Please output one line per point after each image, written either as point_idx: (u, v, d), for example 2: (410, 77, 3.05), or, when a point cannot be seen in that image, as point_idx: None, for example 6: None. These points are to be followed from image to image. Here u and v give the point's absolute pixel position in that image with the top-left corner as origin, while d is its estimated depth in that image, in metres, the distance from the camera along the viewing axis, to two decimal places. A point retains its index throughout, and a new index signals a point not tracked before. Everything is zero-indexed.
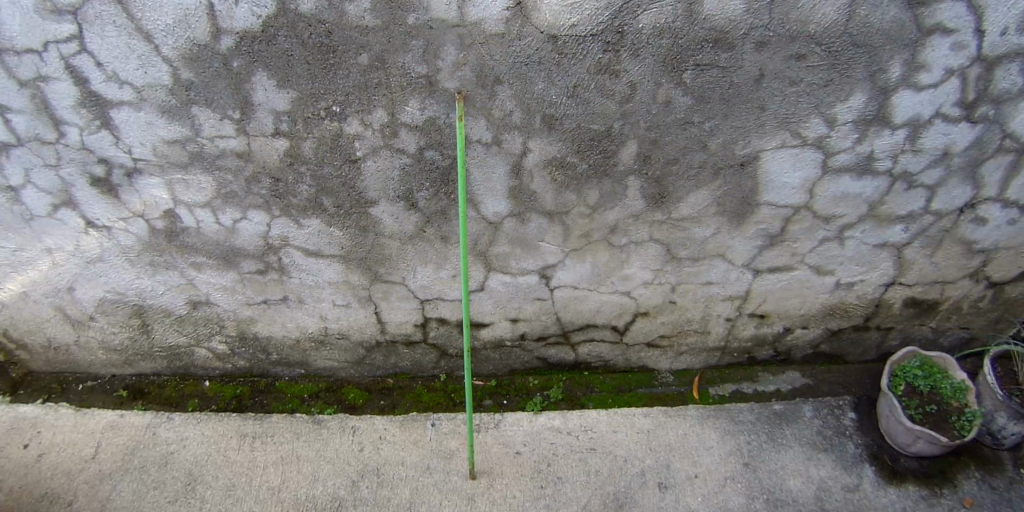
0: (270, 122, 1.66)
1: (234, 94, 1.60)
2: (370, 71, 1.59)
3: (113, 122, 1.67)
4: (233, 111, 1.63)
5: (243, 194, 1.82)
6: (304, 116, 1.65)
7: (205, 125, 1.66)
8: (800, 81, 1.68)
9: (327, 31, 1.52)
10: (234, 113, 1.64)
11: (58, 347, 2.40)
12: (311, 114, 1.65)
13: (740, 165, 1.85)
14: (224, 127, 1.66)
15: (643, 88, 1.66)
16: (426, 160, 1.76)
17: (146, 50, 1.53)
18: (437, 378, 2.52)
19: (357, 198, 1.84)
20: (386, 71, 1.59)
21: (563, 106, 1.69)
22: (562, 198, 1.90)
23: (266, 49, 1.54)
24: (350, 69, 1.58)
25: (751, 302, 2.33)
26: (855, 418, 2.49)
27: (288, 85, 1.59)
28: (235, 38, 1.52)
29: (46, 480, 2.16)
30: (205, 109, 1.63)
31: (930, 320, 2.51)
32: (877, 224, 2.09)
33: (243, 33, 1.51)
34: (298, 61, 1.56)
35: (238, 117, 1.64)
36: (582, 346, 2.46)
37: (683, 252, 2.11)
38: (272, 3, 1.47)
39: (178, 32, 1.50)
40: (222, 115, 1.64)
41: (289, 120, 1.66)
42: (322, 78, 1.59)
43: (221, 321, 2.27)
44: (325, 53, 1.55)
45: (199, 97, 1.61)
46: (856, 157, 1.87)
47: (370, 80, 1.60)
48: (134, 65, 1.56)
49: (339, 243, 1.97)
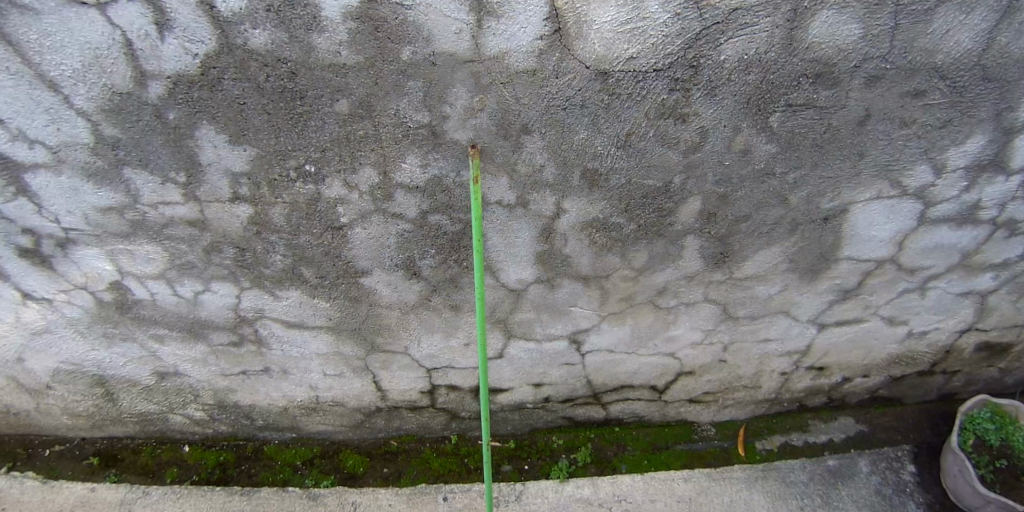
0: (226, 185, 1.34)
1: (175, 151, 1.28)
2: (352, 121, 1.24)
3: (30, 188, 1.34)
4: (176, 172, 1.32)
5: (202, 264, 1.49)
6: (268, 178, 1.33)
7: (143, 189, 1.35)
8: (912, 122, 1.34)
9: (290, 72, 1.18)
10: (179, 176, 1.32)
11: (16, 412, 2.01)
12: (278, 174, 1.32)
13: (822, 220, 1.54)
14: (168, 192, 1.35)
15: (716, 134, 1.34)
16: (431, 225, 1.43)
17: (54, 101, 1.21)
18: (447, 440, 2.18)
19: (345, 267, 1.51)
20: (373, 121, 1.25)
21: (610, 158, 1.36)
22: (601, 262, 1.59)
23: (210, 96, 1.21)
24: (325, 119, 1.24)
25: (811, 355, 2.03)
26: (915, 472, 2.19)
27: (244, 140, 1.27)
28: (168, 84, 1.19)
29: None
30: (141, 171, 1.32)
31: (999, 361, 2.21)
32: (966, 274, 1.77)
33: (176, 77, 1.17)
34: (254, 111, 1.23)
35: (184, 180, 1.33)
36: (613, 405, 2.18)
37: (741, 310, 1.80)
38: (211, 37, 1.13)
39: (90, 78, 1.18)
40: (164, 178, 1.33)
41: (250, 183, 1.33)
42: (288, 131, 1.26)
43: (195, 390, 1.91)
44: (289, 100, 1.21)
45: (131, 156, 1.29)
46: (959, 207, 1.54)
47: (352, 132, 1.26)
48: (42, 120, 1.23)
49: (326, 314, 1.63)
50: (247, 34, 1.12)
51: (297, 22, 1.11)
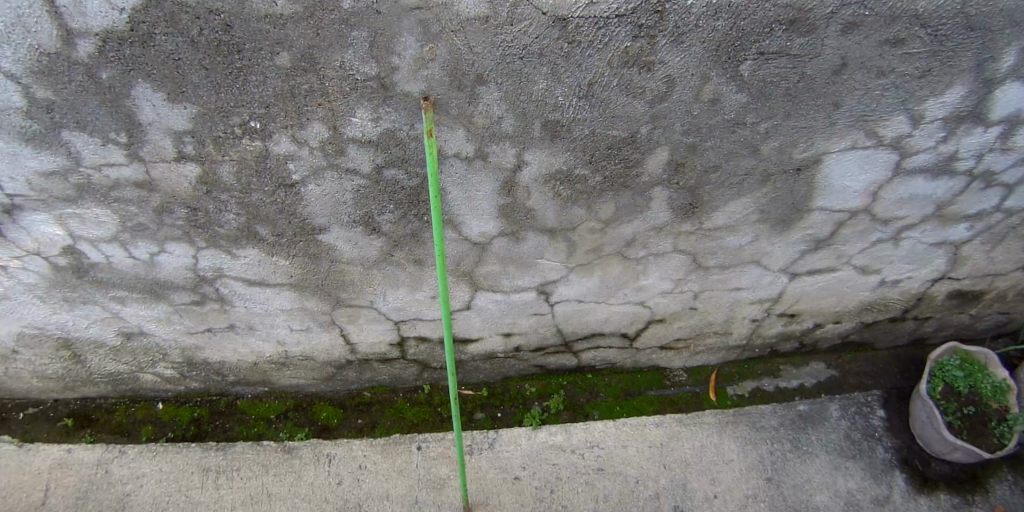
0: (170, 145, 1.33)
1: (113, 112, 1.27)
2: (295, 74, 1.22)
3: None
4: (116, 133, 1.31)
5: (155, 226, 1.50)
6: (212, 136, 1.32)
7: (85, 152, 1.34)
8: (890, 71, 1.37)
9: (224, 24, 1.15)
10: (120, 136, 1.31)
11: None
12: (222, 131, 1.31)
13: (796, 170, 1.56)
14: (110, 153, 1.35)
15: (683, 83, 1.31)
16: (387, 180, 1.41)
17: None
18: (420, 390, 2.22)
19: (301, 225, 1.51)
20: (317, 74, 1.22)
21: (572, 109, 1.33)
22: (566, 215, 1.59)
23: (143, 52, 1.19)
24: (266, 73, 1.22)
25: (783, 302, 2.08)
26: (884, 417, 2.24)
27: (184, 98, 1.25)
28: (97, 42, 1.17)
29: None
30: (80, 134, 1.31)
31: (971, 308, 2.23)
32: (940, 224, 1.81)
33: (105, 34, 1.16)
34: (191, 66, 1.21)
35: (126, 141, 1.32)
36: (585, 353, 2.24)
37: (712, 261, 1.83)
38: None
39: (15, 40, 1.17)
40: (105, 139, 1.32)
41: (194, 141, 1.33)
42: (228, 87, 1.24)
43: (162, 349, 1.93)
44: (226, 54, 1.19)
45: (68, 119, 1.29)
46: (936, 157, 1.58)
47: (295, 87, 1.24)
48: None
49: (286, 272, 1.64)
50: None
51: None
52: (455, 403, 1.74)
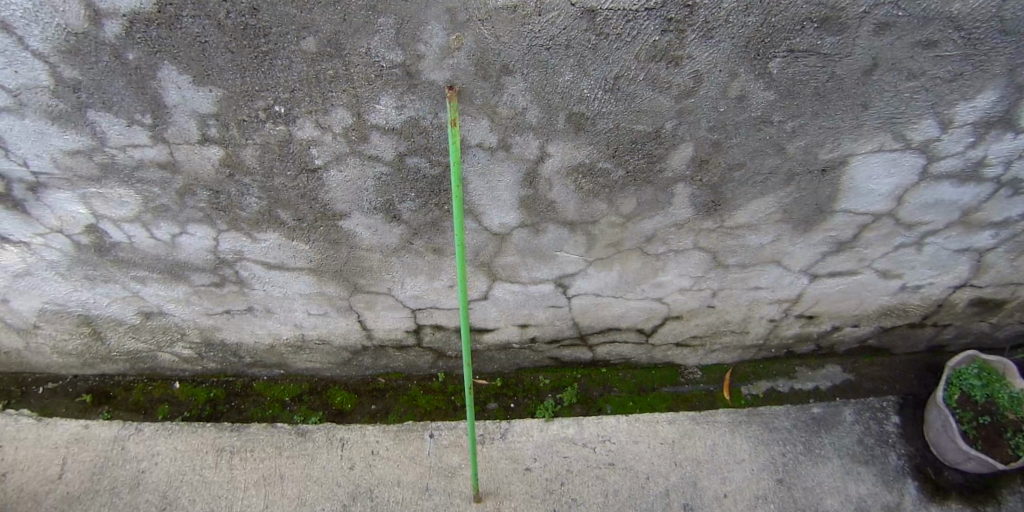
0: (194, 127, 1.34)
1: (139, 93, 1.29)
2: (320, 60, 1.22)
3: None
4: (141, 114, 1.32)
5: (177, 207, 1.52)
6: (236, 119, 1.33)
7: (110, 132, 1.36)
8: (922, 73, 1.34)
9: (251, 8, 1.15)
10: (145, 118, 1.33)
11: (9, 351, 2.08)
12: (246, 115, 1.32)
13: (821, 170, 1.53)
14: (135, 134, 1.36)
15: (710, 79, 1.30)
16: (409, 168, 1.41)
17: (10, 44, 1.21)
18: (434, 378, 2.24)
19: (323, 210, 1.51)
20: (342, 61, 1.22)
21: (597, 102, 1.32)
22: (588, 207, 1.58)
23: (170, 34, 1.19)
24: (291, 58, 1.22)
25: (801, 304, 2.08)
26: (899, 423, 2.21)
27: (209, 81, 1.26)
28: (124, 23, 1.18)
29: (12, 505, 1.89)
30: (105, 114, 1.33)
31: (993, 316, 2.21)
32: (964, 230, 1.78)
33: (132, 15, 1.17)
34: (217, 50, 1.21)
35: (151, 122, 1.33)
36: (600, 347, 2.25)
37: (731, 259, 1.83)
38: None
39: (43, 19, 1.18)
40: (130, 120, 1.33)
41: (218, 124, 1.34)
42: (254, 72, 1.25)
43: (181, 329, 1.96)
44: (252, 38, 1.20)
45: (94, 99, 1.30)
46: (965, 162, 1.55)
47: (320, 72, 1.24)
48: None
49: (306, 256, 1.65)
50: None
51: None
52: (470, 392, 1.74)
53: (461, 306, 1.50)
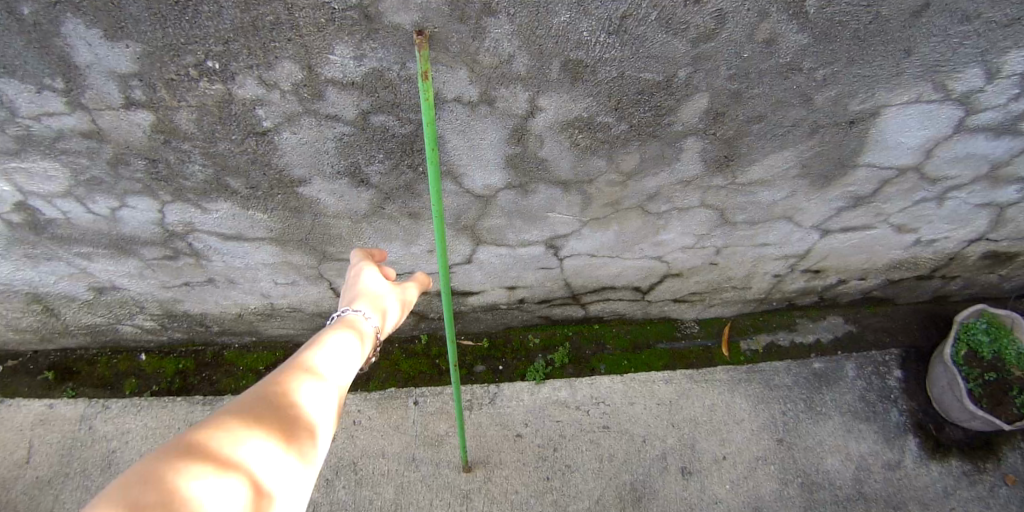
0: (116, 90, 1.12)
1: (43, 53, 1.07)
2: (257, 3, 1.00)
3: None
4: (51, 79, 1.10)
5: (112, 180, 1.31)
6: (163, 79, 1.11)
7: (18, 100, 1.14)
8: (976, 16, 1.14)
9: None
10: (56, 82, 1.11)
11: None
12: (173, 74, 1.10)
13: (849, 123, 1.34)
14: (48, 101, 1.14)
15: (735, 20, 1.08)
16: (375, 127, 1.20)
17: None
18: (417, 340, 2.14)
19: (278, 177, 1.31)
20: (285, 5, 1.00)
21: (599, 47, 1.11)
22: (583, 165, 1.38)
23: None
24: (220, 3, 1.01)
25: (809, 259, 1.94)
26: (901, 377, 2.13)
27: (123, 35, 1.04)
28: None
29: None
30: (9, 80, 1.10)
31: (1003, 269, 2.10)
32: (990, 185, 1.63)
33: None
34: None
35: (64, 87, 1.11)
36: (592, 305, 2.11)
37: (739, 216, 1.67)
38: None
39: None
40: (39, 85, 1.11)
41: (143, 85, 1.12)
42: (176, 22, 1.03)
43: (140, 303, 1.79)
44: None
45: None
46: (1005, 116, 1.37)
47: (259, 20, 1.02)
48: None
49: (266, 226, 1.46)
50: None
51: None
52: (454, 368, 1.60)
53: (442, 282, 1.32)
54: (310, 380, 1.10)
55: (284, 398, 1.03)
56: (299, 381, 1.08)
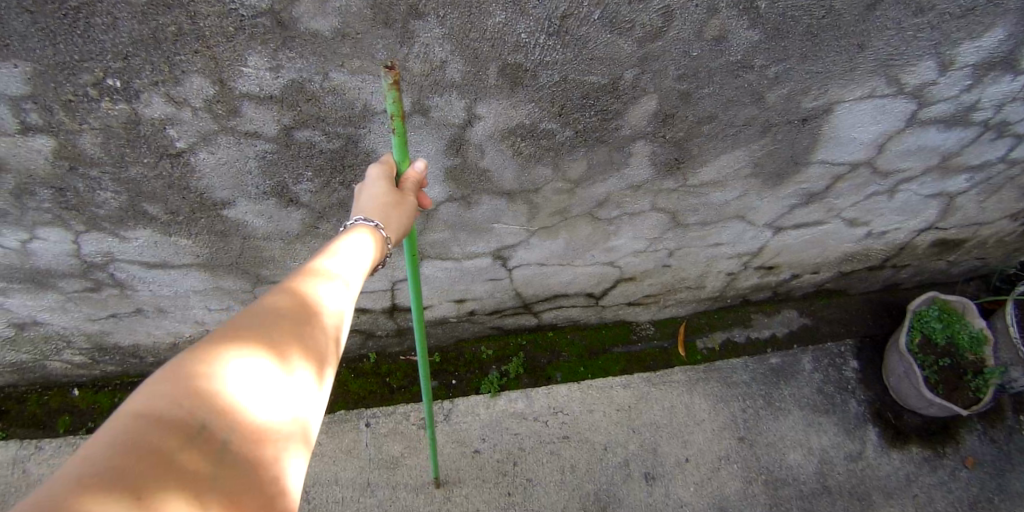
0: (6, 113, 1.00)
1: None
2: (155, 12, 0.90)
3: None
4: None
5: (15, 210, 1.18)
6: (59, 100, 0.99)
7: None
8: (930, 8, 1.13)
9: None
10: None
11: None
12: (70, 94, 0.98)
13: (801, 120, 1.31)
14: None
15: (681, 18, 1.03)
16: (299, 143, 1.10)
17: None
18: (366, 359, 2.02)
19: (199, 200, 1.20)
20: (186, 11, 0.90)
21: (539, 50, 1.04)
22: (529, 175, 1.31)
23: None
24: (114, 13, 0.90)
25: (763, 256, 1.92)
26: (857, 368, 2.15)
27: (8, 53, 0.93)
28: None
29: None
30: None
31: (950, 255, 2.14)
32: (940, 176, 1.64)
33: None
34: (6, 8, 0.88)
35: None
36: (546, 313, 2.05)
37: (692, 218, 1.63)
38: None
39: None
40: None
41: (37, 108, 1.00)
42: (67, 38, 0.92)
43: (64, 337, 1.64)
44: None
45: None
46: (955, 107, 1.37)
47: (160, 29, 0.91)
48: None
49: (191, 251, 1.33)
50: None
51: None
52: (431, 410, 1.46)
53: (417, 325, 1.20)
54: (258, 366, 0.69)
55: (209, 411, 0.63)
56: (241, 365, 0.68)
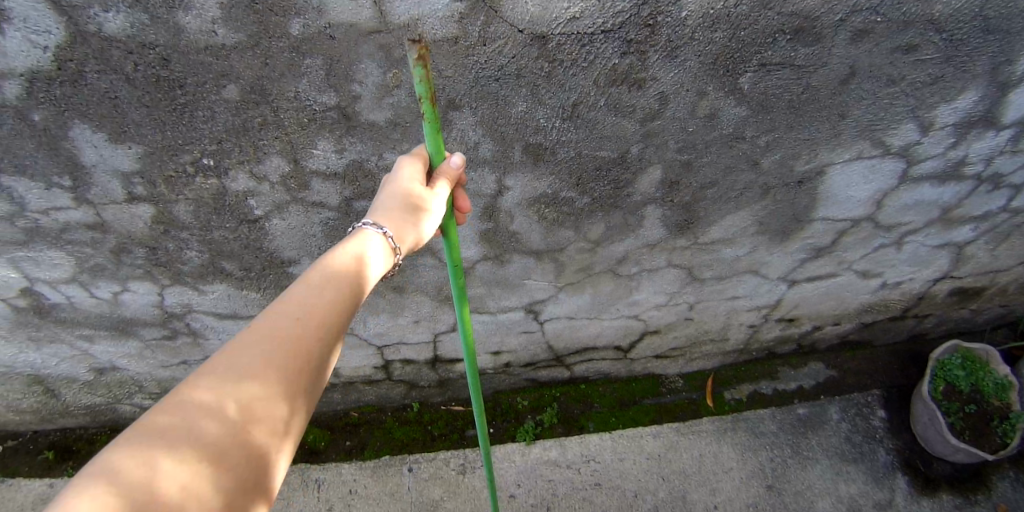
0: (118, 187, 1.23)
1: (52, 155, 1.16)
2: (246, 108, 1.11)
3: None
4: (60, 177, 1.20)
5: (114, 266, 1.41)
6: (162, 176, 1.21)
7: (28, 197, 1.23)
8: (901, 79, 1.26)
9: (161, 58, 1.03)
10: (63, 180, 1.20)
11: None
12: (173, 171, 1.20)
13: (796, 183, 1.46)
14: (56, 198, 1.24)
15: (675, 100, 1.21)
16: (357, 212, 1.30)
17: None
18: (409, 408, 2.06)
19: (269, 259, 1.40)
20: (271, 108, 1.11)
21: (555, 132, 1.23)
22: (553, 236, 1.49)
23: (76, 92, 1.07)
24: (214, 108, 1.10)
25: (781, 309, 2.02)
26: (885, 417, 2.17)
27: (126, 138, 1.14)
28: (24, 82, 1.05)
29: None
30: (18, 178, 1.20)
31: (972, 304, 2.18)
32: (944, 227, 1.73)
33: (31, 74, 1.04)
34: (131, 104, 1.09)
35: (70, 184, 1.21)
36: (577, 365, 2.17)
37: (707, 273, 1.76)
38: (61, 26, 0.99)
39: None
40: (47, 183, 1.21)
41: (144, 182, 1.22)
42: (174, 126, 1.13)
43: (139, 382, 1.85)
44: (169, 91, 1.08)
45: (3, 162, 1.17)
46: (945, 163, 1.49)
47: (249, 121, 1.13)
48: None
49: (259, 304, 1.54)
50: (99, 17, 0.98)
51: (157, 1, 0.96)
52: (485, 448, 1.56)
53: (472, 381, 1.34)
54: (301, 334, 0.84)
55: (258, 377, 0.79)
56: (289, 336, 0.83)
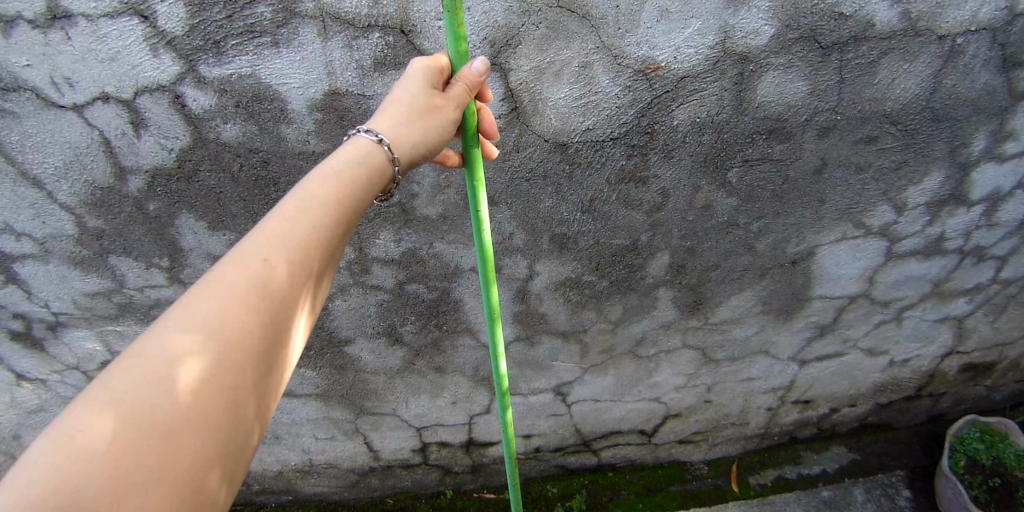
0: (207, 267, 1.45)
1: (158, 239, 1.40)
2: None
3: (21, 278, 1.46)
4: (160, 258, 1.43)
5: None
6: None
7: (129, 274, 1.46)
8: (869, 166, 1.48)
9: (262, 161, 1.28)
10: (162, 260, 1.43)
11: None
12: None
13: (791, 263, 1.65)
14: (152, 276, 1.46)
15: (676, 193, 1.44)
16: (408, 294, 1.51)
17: (39, 198, 1.31)
18: (442, 495, 2.11)
19: (328, 338, 1.58)
20: None
21: (577, 224, 1.45)
22: (578, 317, 1.67)
23: (188, 186, 1.31)
24: None
25: (795, 390, 2.13)
26: (909, 497, 2.21)
27: (222, 226, 1.37)
28: (147, 178, 1.29)
29: None
30: (126, 258, 1.43)
31: (985, 379, 2.27)
32: (939, 300, 1.89)
33: (155, 171, 1.28)
34: (230, 198, 1.33)
35: (168, 264, 1.44)
36: (604, 451, 2.24)
37: (720, 354, 1.90)
38: (186, 133, 1.23)
39: (72, 176, 1.28)
40: (149, 263, 1.44)
41: None
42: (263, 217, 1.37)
43: None
44: (263, 187, 1.32)
45: (115, 245, 1.40)
46: (925, 240, 1.69)
47: None
48: (28, 215, 1.34)
49: (313, 382, 1.70)
50: (218, 128, 1.22)
51: (265, 116, 1.21)
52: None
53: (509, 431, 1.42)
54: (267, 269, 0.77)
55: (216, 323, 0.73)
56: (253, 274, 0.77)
